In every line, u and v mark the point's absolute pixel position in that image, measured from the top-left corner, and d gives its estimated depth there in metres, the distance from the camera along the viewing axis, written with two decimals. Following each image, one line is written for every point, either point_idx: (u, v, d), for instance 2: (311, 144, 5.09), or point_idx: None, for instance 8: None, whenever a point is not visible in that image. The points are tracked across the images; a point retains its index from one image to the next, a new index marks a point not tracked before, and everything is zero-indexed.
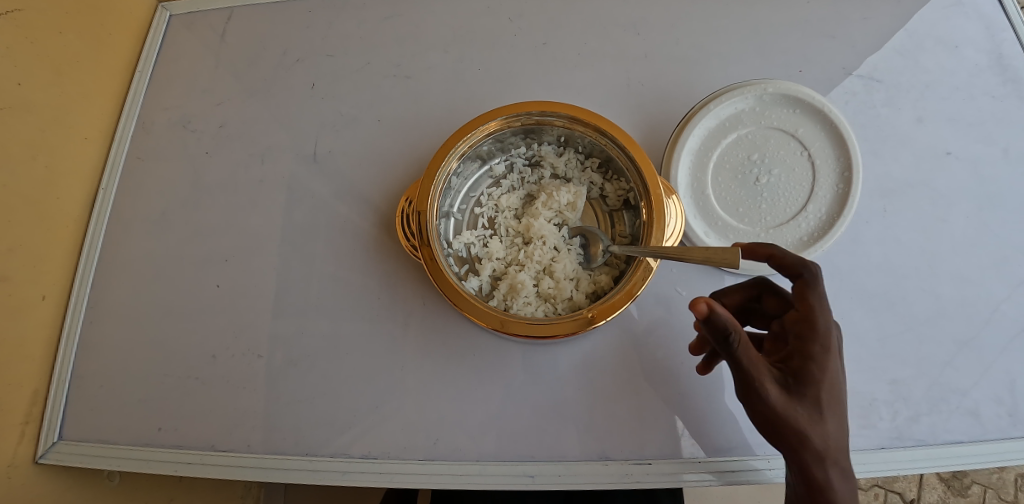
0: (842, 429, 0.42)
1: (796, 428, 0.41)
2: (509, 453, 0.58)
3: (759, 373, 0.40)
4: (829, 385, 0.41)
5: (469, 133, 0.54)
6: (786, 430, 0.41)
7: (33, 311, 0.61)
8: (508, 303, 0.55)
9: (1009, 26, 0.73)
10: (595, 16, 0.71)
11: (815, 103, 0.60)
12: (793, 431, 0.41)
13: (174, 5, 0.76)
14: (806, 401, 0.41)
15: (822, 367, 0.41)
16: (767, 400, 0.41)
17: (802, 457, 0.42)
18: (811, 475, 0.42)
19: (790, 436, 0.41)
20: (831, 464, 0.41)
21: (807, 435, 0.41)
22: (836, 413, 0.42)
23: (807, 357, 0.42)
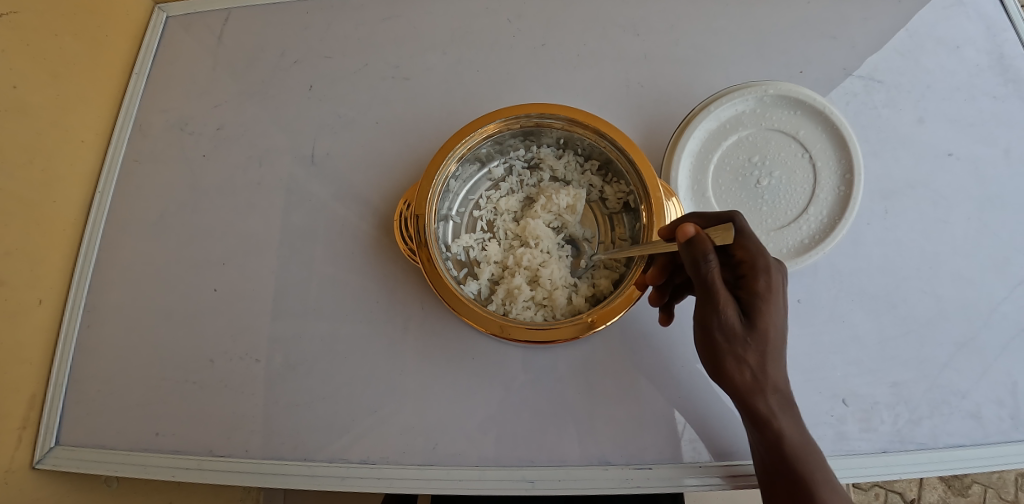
0: (780, 356, 0.46)
1: (743, 349, 0.45)
2: (508, 457, 0.57)
3: (722, 295, 0.43)
4: (773, 315, 0.45)
5: (467, 136, 0.54)
6: (734, 351, 0.45)
7: (30, 315, 0.61)
8: (507, 307, 0.55)
9: (1010, 26, 0.73)
10: (594, 17, 0.71)
11: (815, 105, 0.60)
12: (742, 354, 0.45)
13: (171, 6, 0.75)
14: (753, 326, 0.45)
15: (766, 301, 0.44)
16: (725, 320, 0.44)
17: (747, 378, 0.46)
18: (752, 395, 0.47)
19: (738, 358, 0.45)
20: (769, 385, 0.46)
21: (750, 356, 0.45)
22: (777, 342, 0.45)
23: (751, 290, 0.45)
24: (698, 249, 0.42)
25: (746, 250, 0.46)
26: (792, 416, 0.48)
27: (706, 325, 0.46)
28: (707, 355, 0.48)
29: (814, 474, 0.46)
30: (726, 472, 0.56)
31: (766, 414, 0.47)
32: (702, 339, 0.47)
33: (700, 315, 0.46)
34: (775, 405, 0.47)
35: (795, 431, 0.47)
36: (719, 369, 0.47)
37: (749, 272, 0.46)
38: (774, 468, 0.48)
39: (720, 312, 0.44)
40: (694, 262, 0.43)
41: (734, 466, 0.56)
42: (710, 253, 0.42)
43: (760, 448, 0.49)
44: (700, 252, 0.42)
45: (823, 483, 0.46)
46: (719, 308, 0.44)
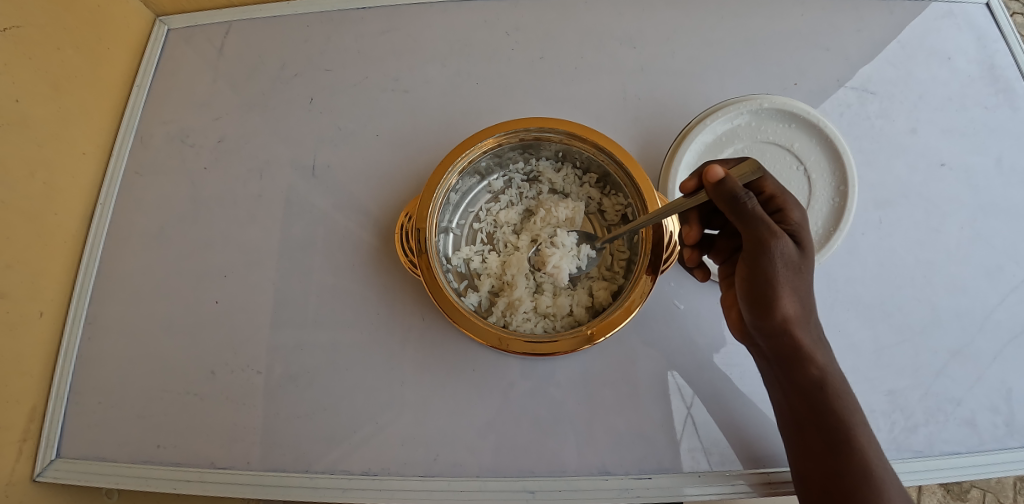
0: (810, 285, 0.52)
1: (787, 277, 0.50)
2: (509, 468, 0.58)
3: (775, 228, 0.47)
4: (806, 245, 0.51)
5: (468, 150, 0.55)
6: (782, 281, 0.50)
7: (31, 328, 0.61)
8: (507, 319, 0.55)
9: (1000, 37, 0.74)
10: (591, 29, 0.71)
11: (810, 118, 0.61)
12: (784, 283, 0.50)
13: (172, 19, 0.76)
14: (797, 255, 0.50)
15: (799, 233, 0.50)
16: (778, 251, 0.48)
17: (794, 311, 0.51)
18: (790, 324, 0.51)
19: (785, 285, 0.50)
20: (806, 318, 0.52)
21: (795, 286, 0.50)
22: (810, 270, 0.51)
23: (788, 223, 0.50)
24: (728, 190, 0.44)
25: (774, 189, 0.51)
26: (825, 352, 0.53)
27: (758, 258, 0.49)
28: (756, 290, 0.51)
29: (843, 406, 0.52)
30: (748, 480, 0.57)
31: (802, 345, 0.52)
32: (754, 273, 0.51)
33: (754, 250, 0.48)
34: (810, 338, 0.52)
35: (829, 364, 0.53)
36: (769, 307, 0.51)
37: (781, 209, 0.51)
38: (812, 406, 0.52)
39: (772, 243, 0.47)
40: (733, 198, 0.45)
41: (764, 473, 0.57)
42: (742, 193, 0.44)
43: (799, 391, 0.53)
44: (734, 189, 0.44)
45: (854, 415, 0.52)
46: (773, 237, 0.47)
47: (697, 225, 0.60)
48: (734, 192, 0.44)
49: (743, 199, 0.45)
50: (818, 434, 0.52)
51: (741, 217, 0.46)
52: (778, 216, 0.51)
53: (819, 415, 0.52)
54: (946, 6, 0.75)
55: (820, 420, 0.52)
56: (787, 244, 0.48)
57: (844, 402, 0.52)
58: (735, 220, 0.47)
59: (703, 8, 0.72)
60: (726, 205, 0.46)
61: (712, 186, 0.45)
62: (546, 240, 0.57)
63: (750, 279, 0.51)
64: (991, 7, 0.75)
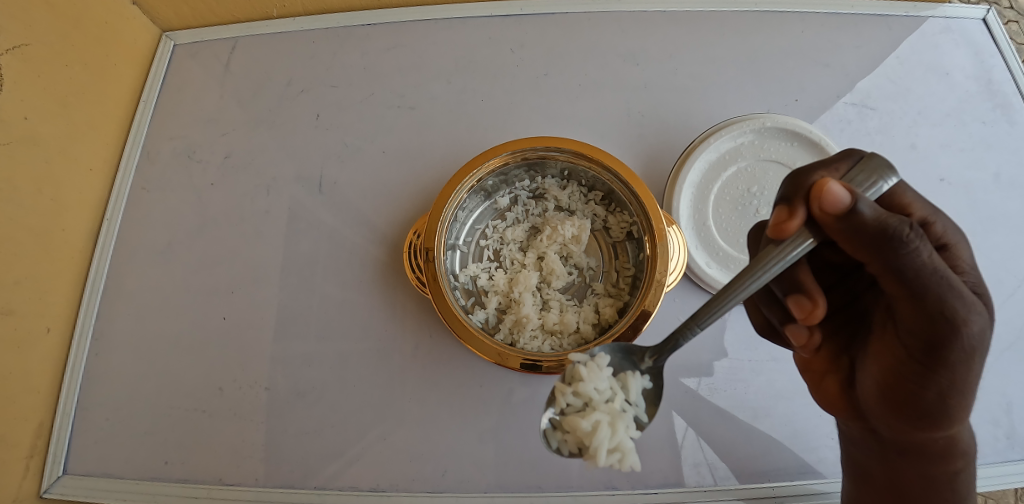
0: None
1: (979, 366, 0.37)
2: (515, 484, 0.58)
3: (966, 294, 0.35)
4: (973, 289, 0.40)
5: (475, 169, 0.56)
6: (972, 375, 0.38)
7: (39, 344, 0.61)
8: (514, 336, 0.56)
9: (997, 52, 0.75)
10: (595, 46, 0.73)
11: (811, 136, 0.62)
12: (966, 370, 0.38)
13: (178, 34, 0.76)
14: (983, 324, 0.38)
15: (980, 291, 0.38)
16: (974, 336, 0.35)
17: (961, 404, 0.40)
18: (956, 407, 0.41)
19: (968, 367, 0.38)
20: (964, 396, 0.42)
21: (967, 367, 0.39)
22: None
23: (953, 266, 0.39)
24: (865, 223, 0.32)
25: (924, 215, 0.39)
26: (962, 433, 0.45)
27: (934, 340, 0.37)
28: (915, 373, 0.40)
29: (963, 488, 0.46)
30: (751, 494, 0.58)
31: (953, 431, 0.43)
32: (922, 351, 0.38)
33: (929, 335, 0.36)
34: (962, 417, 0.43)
35: (964, 435, 0.45)
36: (919, 396, 0.41)
37: (942, 244, 0.39)
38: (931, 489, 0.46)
39: (967, 327, 0.35)
40: (884, 236, 0.32)
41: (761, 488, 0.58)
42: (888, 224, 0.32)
43: (920, 464, 0.47)
44: (882, 222, 0.32)
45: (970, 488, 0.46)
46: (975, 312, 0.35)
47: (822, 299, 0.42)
48: (888, 228, 0.32)
49: (903, 237, 0.32)
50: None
51: (902, 271, 0.34)
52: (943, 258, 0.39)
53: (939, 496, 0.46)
54: (943, 22, 0.76)
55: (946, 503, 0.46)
56: (983, 319, 0.36)
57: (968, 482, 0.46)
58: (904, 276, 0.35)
59: (704, 25, 0.73)
60: (867, 248, 0.34)
61: (838, 216, 0.33)
62: (558, 271, 0.58)
63: (913, 372, 0.40)
64: (987, 23, 0.77)
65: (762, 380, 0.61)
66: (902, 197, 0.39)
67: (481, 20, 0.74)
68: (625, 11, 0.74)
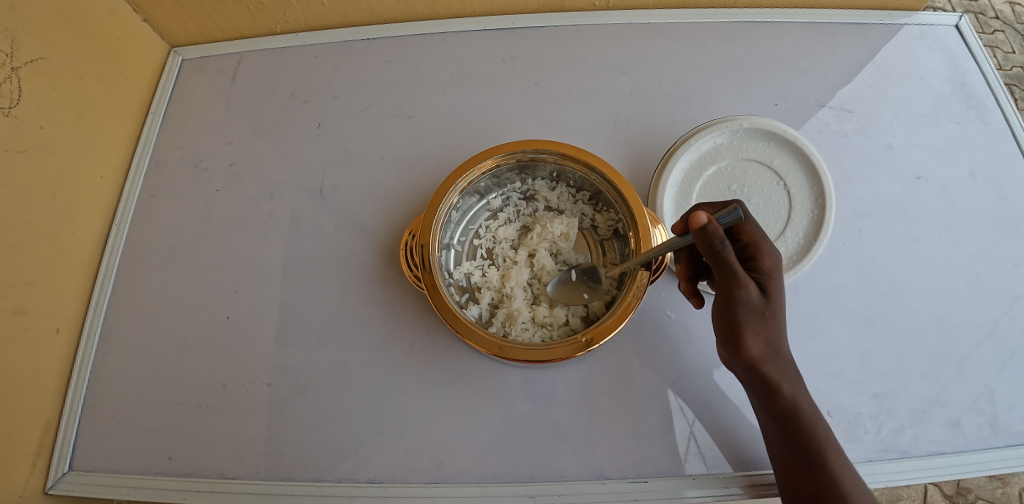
0: (777, 335, 0.53)
1: (760, 324, 0.51)
2: (509, 474, 0.60)
3: (742, 273, 0.49)
4: (777, 294, 0.52)
5: (468, 171, 0.58)
6: (752, 327, 0.51)
7: (48, 344, 0.64)
8: (507, 329, 0.59)
9: (970, 57, 0.79)
10: (583, 57, 0.76)
11: (787, 136, 0.66)
12: (762, 331, 0.52)
13: (187, 50, 0.80)
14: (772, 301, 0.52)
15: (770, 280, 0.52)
16: (746, 300, 0.50)
17: (756, 346, 0.52)
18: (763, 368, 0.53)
19: (759, 336, 0.52)
20: (775, 352, 0.53)
21: (761, 327, 0.52)
22: (777, 324, 0.52)
23: (761, 271, 0.52)
24: (707, 233, 0.46)
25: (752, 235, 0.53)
26: (794, 380, 0.54)
27: (729, 302, 0.50)
28: (725, 327, 0.52)
29: (822, 434, 0.52)
30: (742, 482, 0.59)
31: (774, 374, 0.53)
32: (725, 323, 0.52)
33: (723, 298, 0.51)
34: (780, 371, 0.53)
35: (802, 397, 0.54)
36: (735, 341, 0.52)
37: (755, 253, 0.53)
38: (798, 435, 0.52)
39: (742, 292, 0.49)
40: (711, 246, 0.46)
41: (751, 475, 0.59)
42: (721, 237, 0.46)
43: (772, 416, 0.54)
44: (715, 238, 0.46)
45: (832, 439, 0.53)
46: (740, 287, 0.49)
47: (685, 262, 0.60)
48: (712, 242, 0.46)
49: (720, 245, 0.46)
50: (804, 463, 0.52)
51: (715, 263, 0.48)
52: (753, 262, 0.53)
53: (798, 448, 0.52)
54: (918, 29, 0.80)
55: (804, 456, 0.52)
56: (754, 290, 0.50)
57: (821, 430, 0.53)
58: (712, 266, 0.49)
59: (687, 36, 0.77)
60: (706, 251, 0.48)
61: (696, 231, 0.46)
62: (550, 267, 0.62)
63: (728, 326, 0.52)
64: (961, 29, 0.80)
65: None
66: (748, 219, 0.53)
67: (475, 34, 0.78)
68: (612, 24, 0.78)
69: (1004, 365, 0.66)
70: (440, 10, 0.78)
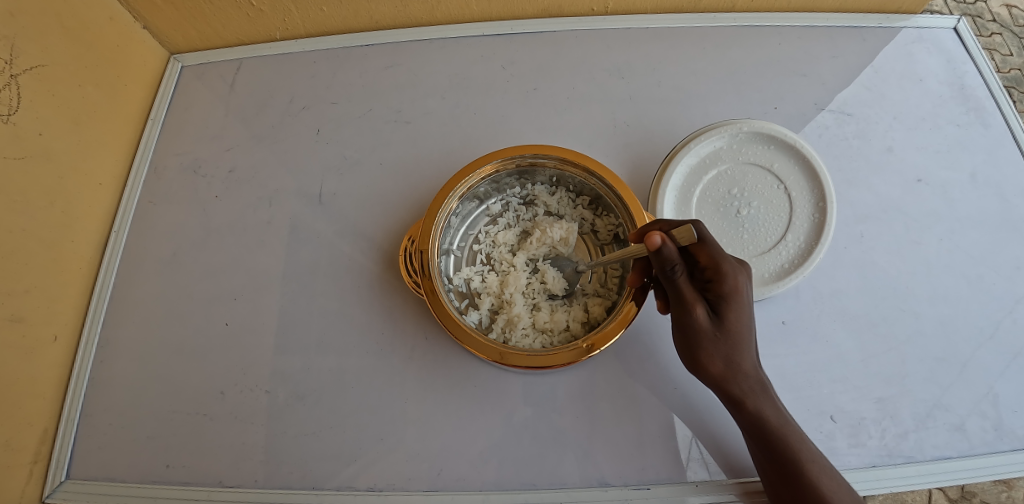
0: (745, 350, 0.52)
1: (715, 344, 0.51)
2: (510, 482, 0.59)
3: (688, 296, 0.50)
4: (738, 314, 0.51)
5: (467, 177, 0.58)
6: (709, 348, 0.52)
7: (45, 351, 0.63)
8: (507, 335, 0.59)
9: (969, 59, 0.79)
10: (582, 62, 0.76)
11: (787, 140, 0.66)
12: (720, 352, 0.51)
13: (186, 57, 0.81)
14: (725, 322, 0.51)
15: (728, 299, 0.50)
16: (693, 321, 0.51)
17: (717, 364, 0.52)
18: (728, 385, 0.52)
19: (715, 352, 0.52)
20: (738, 370, 0.52)
21: (719, 347, 0.51)
22: (741, 340, 0.51)
23: (719, 292, 0.51)
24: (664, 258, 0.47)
25: (710, 255, 0.51)
26: (764, 394, 0.53)
27: (682, 324, 0.52)
28: (685, 347, 0.53)
29: (794, 446, 0.51)
30: (746, 489, 0.58)
31: (738, 393, 0.52)
32: (683, 343, 0.54)
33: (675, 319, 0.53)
34: (746, 387, 0.52)
35: (773, 412, 0.53)
36: (694, 361, 0.53)
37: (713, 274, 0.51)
38: (767, 449, 0.52)
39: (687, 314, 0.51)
40: (664, 268, 0.47)
41: (754, 481, 0.59)
42: (673, 261, 0.47)
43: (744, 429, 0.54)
44: (671, 259, 0.47)
45: (807, 452, 0.51)
46: (688, 308, 0.50)
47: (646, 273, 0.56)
48: (667, 264, 0.47)
49: (672, 265, 0.47)
50: (775, 474, 0.52)
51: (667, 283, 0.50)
52: (712, 284, 0.51)
53: (773, 461, 0.52)
54: (916, 32, 0.80)
55: (774, 467, 0.52)
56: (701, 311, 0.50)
57: (794, 444, 0.52)
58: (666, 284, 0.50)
59: (686, 41, 0.77)
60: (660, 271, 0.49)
61: (652, 251, 0.46)
62: (552, 277, 0.61)
63: (686, 346, 0.53)
64: (959, 31, 0.80)
65: None
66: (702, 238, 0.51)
67: (474, 40, 0.78)
68: (611, 28, 0.78)
69: (1008, 368, 0.66)
70: (439, 16, 0.78)
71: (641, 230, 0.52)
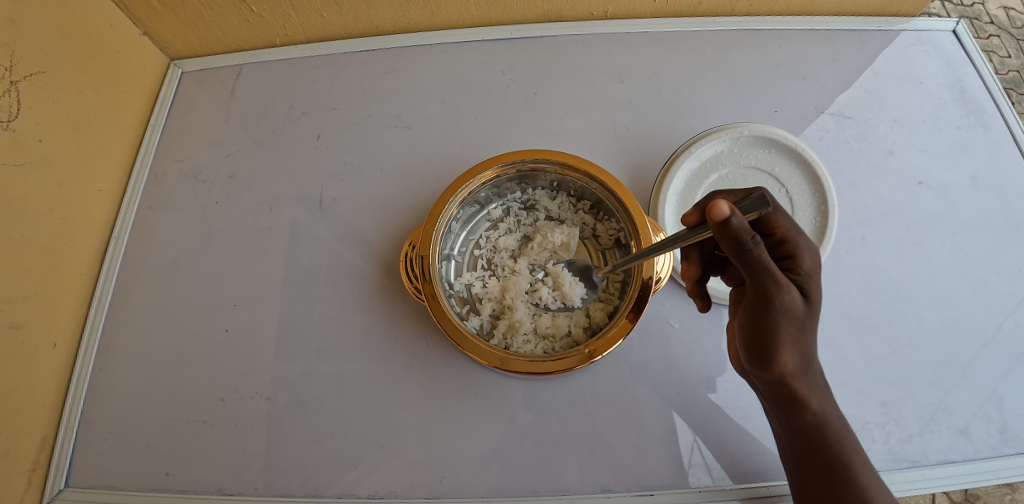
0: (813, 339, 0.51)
1: (795, 331, 0.48)
2: (512, 489, 0.59)
3: (783, 278, 0.45)
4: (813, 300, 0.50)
5: (468, 182, 0.58)
6: (788, 339, 0.48)
7: (44, 358, 0.63)
8: (508, 341, 0.58)
9: (968, 61, 0.79)
10: (581, 67, 0.76)
11: (788, 143, 0.66)
12: (797, 340, 0.49)
13: (186, 62, 0.80)
14: (807, 307, 0.49)
15: (806, 282, 0.50)
16: (785, 306, 0.46)
17: (789, 357, 0.49)
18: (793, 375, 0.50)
19: (792, 341, 0.49)
20: (806, 360, 0.50)
21: (798, 337, 0.49)
22: (815, 328, 0.50)
23: (797, 272, 0.50)
24: (734, 232, 0.40)
25: (786, 232, 0.49)
26: (816, 385, 0.53)
27: (767, 309, 0.47)
28: (757, 333, 0.49)
29: (841, 437, 0.53)
30: (747, 494, 0.59)
31: (801, 386, 0.51)
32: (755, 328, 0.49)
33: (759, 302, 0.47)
34: (807, 379, 0.52)
35: (823, 403, 0.53)
36: (768, 349, 0.49)
37: (792, 254, 0.50)
38: (813, 442, 0.53)
39: (784, 298, 0.46)
40: (740, 246, 0.41)
41: (757, 486, 0.59)
42: (751, 236, 0.40)
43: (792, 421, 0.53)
44: (742, 233, 0.40)
45: (851, 442, 0.53)
46: (784, 292, 0.45)
47: (695, 264, 0.59)
48: (741, 238, 0.41)
49: (748, 242, 0.41)
50: (817, 469, 0.52)
51: (748, 265, 0.43)
52: (790, 263, 0.50)
53: (819, 453, 0.52)
54: (915, 35, 0.80)
55: (817, 464, 0.53)
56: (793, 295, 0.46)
57: (842, 443, 0.53)
58: (743, 268, 0.44)
59: (686, 45, 0.77)
60: (731, 250, 0.43)
61: (717, 224, 0.41)
62: (568, 277, 0.60)
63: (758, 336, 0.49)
64: (958, 33, 0.80)
65: None
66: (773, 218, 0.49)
67: (474, 44, 0.78)
68: (611, 33, 0.78)
69: (1011, 371, 0.65)
70: (439, 21, 0.78)
71: (699, 210, 0.52)
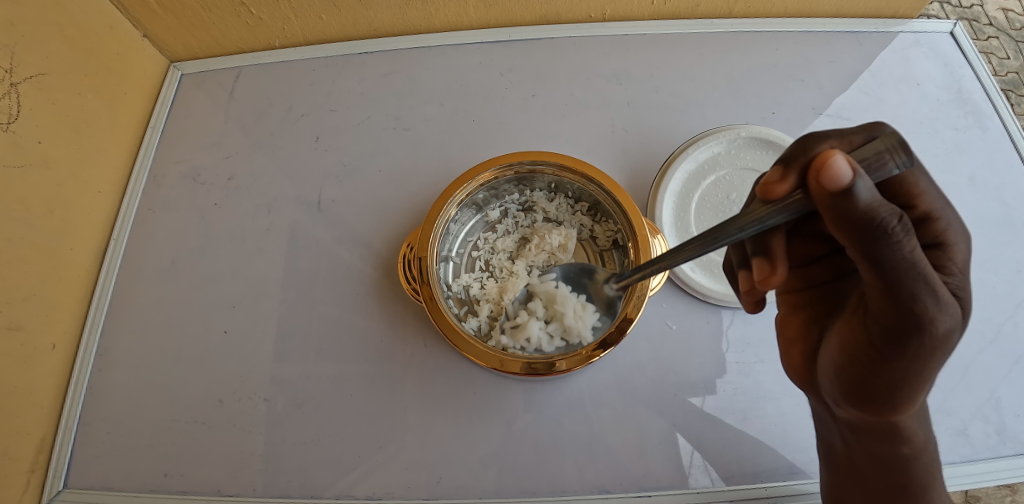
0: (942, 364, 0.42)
1: (940, 361, 0.38)
2: (511, 490, 0.59)
3: (944, 291, 0.35)
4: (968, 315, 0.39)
5: (466, 183, 0.58)
6: (930, 370, 0.38)
7: (44, 359, 0.63)
8: (506, 342, 0.59)
9: (966, 63, 0.79)
10: (580, 69, 0.77)
11: (785, 145, 0.67)
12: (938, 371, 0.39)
13: (186, 64, 0.81)
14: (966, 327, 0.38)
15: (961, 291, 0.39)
16: (941, 330, 0.36)
17: (920, 387, 0.40)
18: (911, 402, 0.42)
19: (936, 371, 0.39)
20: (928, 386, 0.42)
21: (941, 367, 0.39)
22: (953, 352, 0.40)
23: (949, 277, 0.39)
24: (861, 210, 0.32)
25: (931, 209, 0.40)
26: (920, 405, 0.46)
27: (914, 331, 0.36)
28: (887, 356, 0.39)
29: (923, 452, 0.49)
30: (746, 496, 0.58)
31: (904, 416, 0.45)
32: (884, 350, 0.39)
33: (899, 319, 0.36)
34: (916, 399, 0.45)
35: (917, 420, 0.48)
36: (899, 377, 0.39)
37: (938, 242, 0.40)
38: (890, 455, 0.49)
39: (942, 321, 0.35)
40: (874, 228, 0.32)
41: (755, 488, 0.59)
42: (883, 217, 0.32)
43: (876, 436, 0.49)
44: (869, 210, 0.32)
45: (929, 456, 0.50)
46: (944, 311, 0.35)
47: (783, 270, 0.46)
48: (877, 219, 0.32)
49: (889, 229, 0.32)
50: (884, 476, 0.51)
51: (883, 265, 0.34)
52: (938, 256, 0.40)
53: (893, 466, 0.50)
54: (912, 37, 0.80)
55: (886, 472, 0.50)
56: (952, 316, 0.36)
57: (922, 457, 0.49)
58: (881, 270, 0.35)
59: (684, 47, 0.78)
60: (856, 237, 0.34)
61: (834, 192, 0.32)
62: (568, 298, 0.58)
63: (870, 357, 0.41)
64: (955, 35, 0.81)
65: (750, 381, 0.62)
66: (914, 186, 0.40)
67: (472, 46, 0.78)
68: (609, 35, 0.78)
69: (1009, 372, 0.65)
70: (438, 23, 0.78)
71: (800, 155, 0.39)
